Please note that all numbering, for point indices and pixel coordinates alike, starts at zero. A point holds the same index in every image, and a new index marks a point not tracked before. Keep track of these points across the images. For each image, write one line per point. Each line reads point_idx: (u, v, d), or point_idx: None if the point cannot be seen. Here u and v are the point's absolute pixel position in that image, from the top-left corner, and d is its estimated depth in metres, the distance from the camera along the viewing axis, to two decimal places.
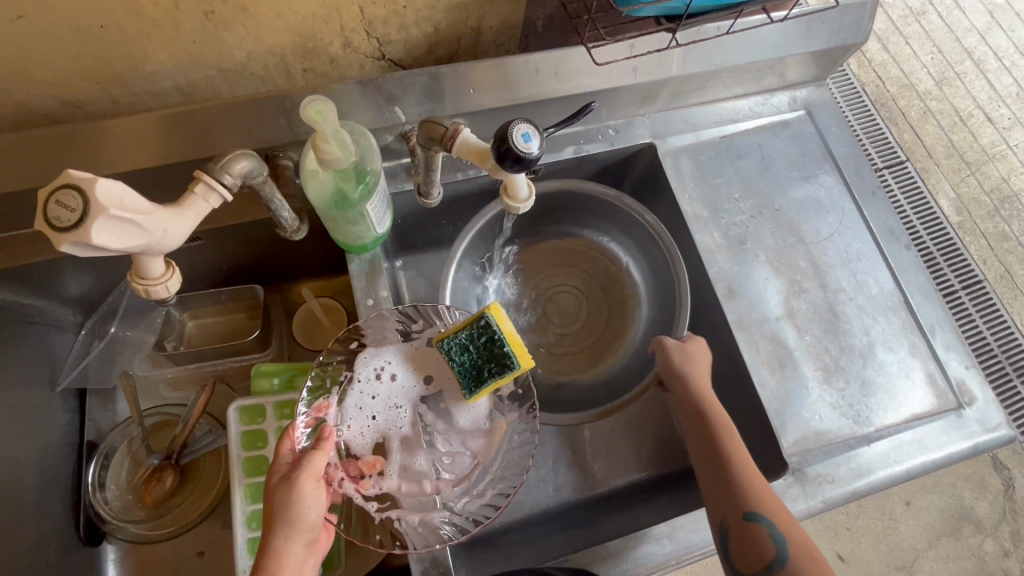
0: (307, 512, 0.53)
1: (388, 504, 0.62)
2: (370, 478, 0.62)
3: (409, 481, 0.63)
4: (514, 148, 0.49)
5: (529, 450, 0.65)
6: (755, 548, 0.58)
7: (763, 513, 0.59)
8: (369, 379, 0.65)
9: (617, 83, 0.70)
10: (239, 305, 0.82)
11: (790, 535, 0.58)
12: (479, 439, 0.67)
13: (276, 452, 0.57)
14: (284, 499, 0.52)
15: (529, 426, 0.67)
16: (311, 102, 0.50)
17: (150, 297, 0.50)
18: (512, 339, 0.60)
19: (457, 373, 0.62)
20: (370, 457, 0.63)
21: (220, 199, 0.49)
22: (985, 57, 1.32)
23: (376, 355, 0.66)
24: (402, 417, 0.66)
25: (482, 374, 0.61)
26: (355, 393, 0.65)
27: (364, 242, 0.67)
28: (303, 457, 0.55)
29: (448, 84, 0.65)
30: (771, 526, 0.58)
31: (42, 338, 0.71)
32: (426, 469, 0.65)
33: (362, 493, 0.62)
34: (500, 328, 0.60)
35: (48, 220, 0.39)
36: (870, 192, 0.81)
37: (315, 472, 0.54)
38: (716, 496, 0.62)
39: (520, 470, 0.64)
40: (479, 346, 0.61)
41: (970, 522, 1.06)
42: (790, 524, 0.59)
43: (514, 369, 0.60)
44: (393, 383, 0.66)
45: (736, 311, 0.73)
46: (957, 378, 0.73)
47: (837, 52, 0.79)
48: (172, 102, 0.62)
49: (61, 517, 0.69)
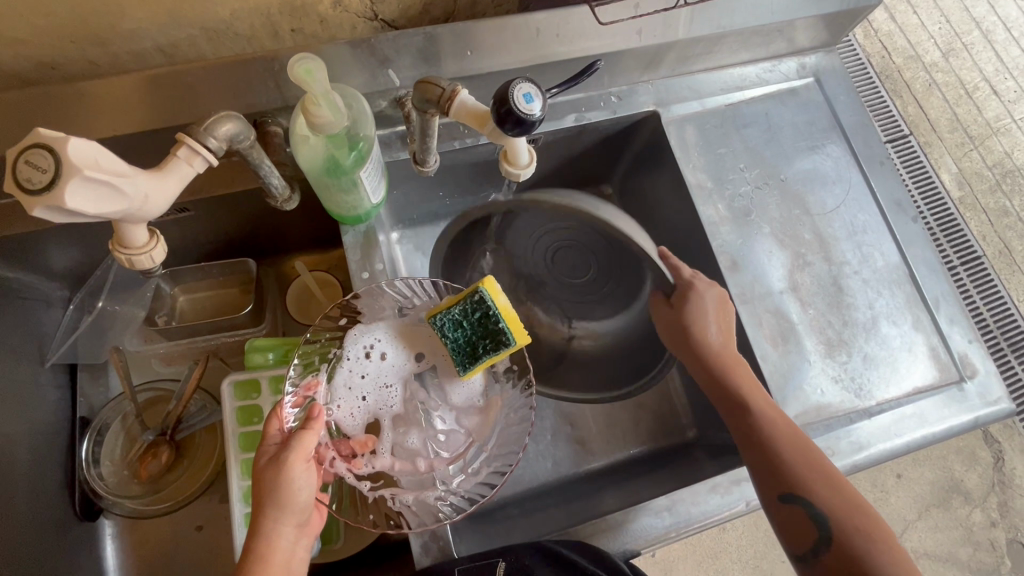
0: (296, 492, 0.54)
1: (382, 483, 0.61)
2: (363, 458, 0.61)
3: (403, 460, 0.62)
4: (515, 109, 0.47)
5: (524, 429, 0.64)
6: (803, 527, 0.58)
7: (800, 492, 0.59)
8: (358, 358, 0.63)
9: (621, 46, 0.67)
10: (230, 280, 0.81)
11: (836, 510, 0.58)
12: (474, 416, 0.66)
13: (265, 431, 0.57)
14: (273, 479, 0.53)
15: (523, 401, 0.66)
16: (301, 60, 0.47)
17: (134, 267, 0.48)
18: (507, 315, 0.58)
19: (450, 349, 0.61)
20: (362, 436, 0.62)
21: (204, 163, 0.47)
22: (994, 27, 1.28)
23: (365, 333, 0.64)
24: (393, 397, 0.64)
25: (476, 351, 0.59)
26: (343, 371, 0.63)
27: (358, 211, 0.64)
28: (293, 436, 0.55)
29: (445, 46, 0.62)
30: (811, 505, 0.59)
31: (29, 311, 0.69)
32: (419, 447, 0.63)
33: (355, 472, 0.61)
34: (494, 304, 0.58)
35: (18, 179, 0.36)
36: (878, 163, 0.79)
37: (306, 452, 0.54)
38: (759, 479, 0.61)
39: (517, 447, 0.63)
40: (473, 321, 0.59)
41: (959, 494, 1.07)
42: (832, 499, 0.59)
43: (509, 346, 0.58)
44: (382, 362, 0.64)
45: (739, 284, 0.72)
46: (959, 352, 0.72)
47: (849, 15, 0.76)
48: (154, 64, 0.59)
49: (55, 492, 0.68)
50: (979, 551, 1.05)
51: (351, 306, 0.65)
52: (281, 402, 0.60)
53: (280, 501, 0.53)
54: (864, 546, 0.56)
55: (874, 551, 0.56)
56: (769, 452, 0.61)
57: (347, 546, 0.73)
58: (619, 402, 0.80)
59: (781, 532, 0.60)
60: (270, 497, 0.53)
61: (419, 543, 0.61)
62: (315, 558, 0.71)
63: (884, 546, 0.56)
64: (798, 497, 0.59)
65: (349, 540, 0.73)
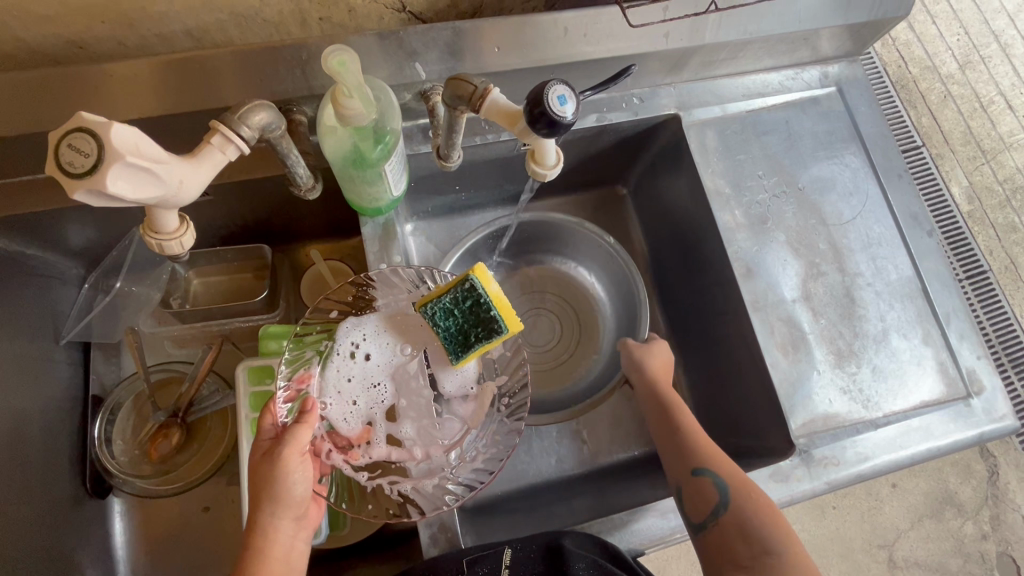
0: (291, 486, 0.54)
1: (378, 472, 0.63)
2: (359, 449, 0.63)
3: (399, 449, 0.64)
4: (549, 111, 0.47)
5: (518, 414, 0.66)
6: (704, 498, 0.61)
7: (706, 468, 0.62)
8: (345, 356, 0.64)
9: (648, 48, 0.67)
10: (246, 265, 0.81)
11: (737, 492, 0.61)
12: (468, 403, 0.67)
13: (259, 428, 0.58)
14: (269, 473, 0.54)
15: (519, 388, 0.68)
16: (334, 52, 0.47)
17: (164, 253, 0.49)
18: (499, 302, 0.59)
19: (442, 338, 0.61)
20: (359, 429, 0.63)
21: (237, 151, 0.47)
22: (1013, 41, 1.26)
23: (354, 329, 0.65)
24: (383, 394, 0.64)
25: (468, 338, 0.60)
26: (333, 368, 0.64)
27: (380, 204, 0.65)
28: (287, 430, 0.55)
29: (471, 41, 0.62)
30: (716, 475, 0.62)
31: (44, 288, 0.70)
32: (412, 436, 0.64)
33: (352, 463, 0.62)
34: (486, 291, 0.59)
35: (61, 163, 0.37)
36: (896, 175, 0.79)
37: (300, 445, 0.55)
38: (670, 455, 0.66)
39: (511, 432, 0.65)
40: (464, 310, 0.60)
41: (953, 506, 1.08)
42: (733, 469, 0.62)
43: (502, 333, 0.59)
44: (367, 363, 0.65)
45: (752, 291, 0.72)
46: (968, 368, 0.72)
47: (875, 26, 0.76)
48: (181, 47, 0.59)
49: (66, 469, 0.69)
50: (969, 562, 1.06)
51: (360, 300, 0.67)
52: (273, 397, 0.61)
53: (276, 495, 0.54)
54: (757, 523, 0.59)
55: (765, 524, 0.59)
56: (676, 430, 0.67)
57: (355, 533, 0.72)
58: (623, 402, 0.80)
59: (685, 503, 0.63)
60: (265, 492, 0.54)
61: (429, 533, 0.62)
62: (323, 543, 0.71)
63: (780, 530, 0.59)
64: (705, 471, 0.62)
65: (355, 527, 0.73)
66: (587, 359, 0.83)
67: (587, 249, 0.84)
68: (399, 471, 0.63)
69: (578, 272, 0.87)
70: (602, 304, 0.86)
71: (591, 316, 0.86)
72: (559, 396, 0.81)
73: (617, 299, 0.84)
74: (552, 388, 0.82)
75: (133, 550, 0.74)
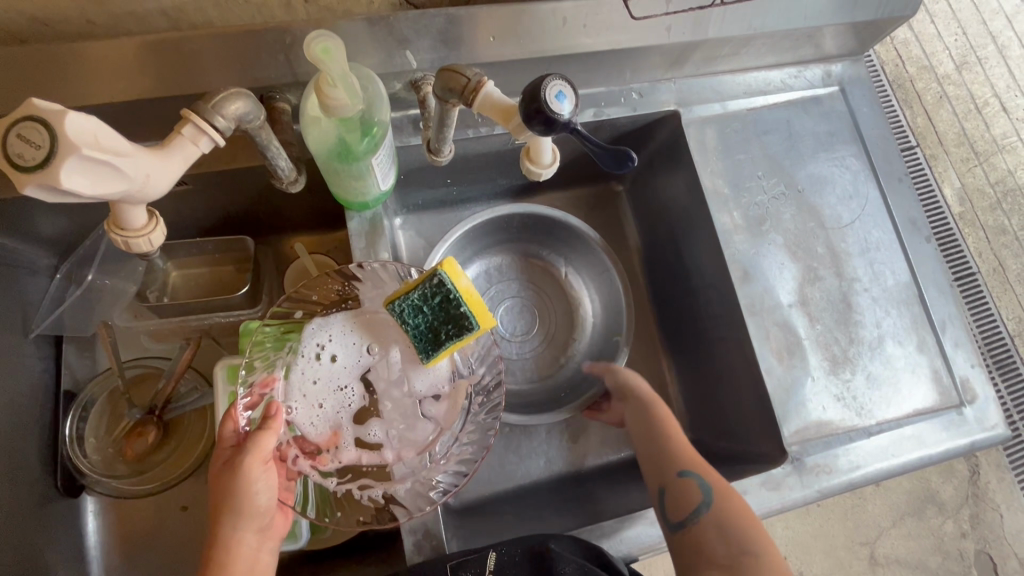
0: (254, 496, 0.53)
1: (348, 478, 0.61)
2: (328, 454, 0.61)
3: (369, 453, 0.62)
4: (546, 108, 0.45)
5: (490, 424, 0.64)
6: (686, 497, 0.62)
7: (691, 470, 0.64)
8: (310, 358, 0.62)
9: (649, 42, 0.65)
10: (227, 256, 0.78)
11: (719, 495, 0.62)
12: (442, 405, 0.65)
13: (219, 434, 0.56)
14: (231, 482, 0.52)
15: (494, 384, 0.66)
16: (317, 38, 0.44)
17: (131, 250, 0.46)
18: (469, 296, 0.56)
19: (413, 337, 0.59)
20: (328, 434, 0.61)
21: (210, 143, 0.44)
22: (1009, 42, 1.25)
23: (320, 330, 0.63)
24: (351, 397, 0.62)
25: (439, 337, 0.58)
26: (298, 371, 0.61)
27: (364, 199, 0.62)
28: (249, 437, 0.53)
29: (466, 29, 0.60)
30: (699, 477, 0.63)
31: (14, 280, 0.67)
32: (385, 439, 0.63)
33: (320, 469, 0.61)
34: (455, 286, 0.56)
35: (9, 155, 0.34)
36: (896, 178, 0.78)
37: (264, 453, 0.53)
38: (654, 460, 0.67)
39: (486, 433, 0.63)
40: (433, 307, 0.57)
41: (934, 504, 1.09)
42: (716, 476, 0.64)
43: (473, 330, 0.57)
44: (334, 364, 0.63)
45: (749, 295, 0.71)
46: (961, 376, 0.72)
47: (879, 25, 0.74)
48: (157, 27, 0.55)
49: (37, 467, 0.67)
50: (948, 560, 1.07)
51: (341, 296, 0.66)
52: (235, 402, 0.58)
53: (239, 505, 0.53)
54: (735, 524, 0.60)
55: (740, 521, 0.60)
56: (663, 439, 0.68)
57: (337, 536, 0.70)
58: None
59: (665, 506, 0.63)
60: (227, 501, 0.53)
61: (412, 540, 0.60)
62: (304, 547, 0.69)
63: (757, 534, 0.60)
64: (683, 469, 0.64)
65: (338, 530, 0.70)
66: (570, 353, 0.81)
67: (565, 239, 0.82)
68: (369, 474, 0.62)
69: (559, 266, 0.84)
70: (583, 298, 0.84)
71: (571, 310, 0.83)
72: (538, 390, 0.79)
73: (602, 295, 0.82)
74: (535, 384, 0.80)
75: (107, 549, 0.72)
